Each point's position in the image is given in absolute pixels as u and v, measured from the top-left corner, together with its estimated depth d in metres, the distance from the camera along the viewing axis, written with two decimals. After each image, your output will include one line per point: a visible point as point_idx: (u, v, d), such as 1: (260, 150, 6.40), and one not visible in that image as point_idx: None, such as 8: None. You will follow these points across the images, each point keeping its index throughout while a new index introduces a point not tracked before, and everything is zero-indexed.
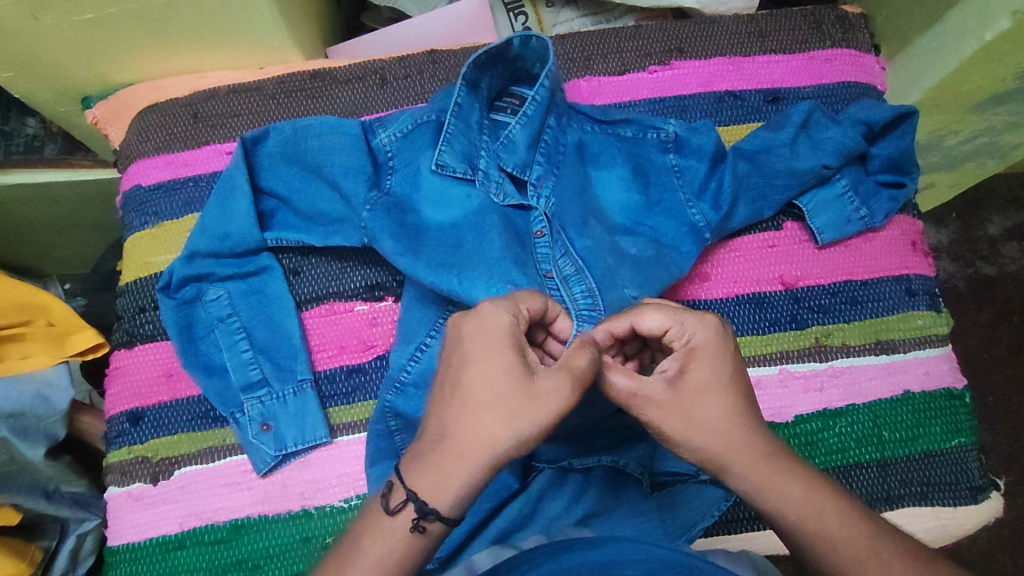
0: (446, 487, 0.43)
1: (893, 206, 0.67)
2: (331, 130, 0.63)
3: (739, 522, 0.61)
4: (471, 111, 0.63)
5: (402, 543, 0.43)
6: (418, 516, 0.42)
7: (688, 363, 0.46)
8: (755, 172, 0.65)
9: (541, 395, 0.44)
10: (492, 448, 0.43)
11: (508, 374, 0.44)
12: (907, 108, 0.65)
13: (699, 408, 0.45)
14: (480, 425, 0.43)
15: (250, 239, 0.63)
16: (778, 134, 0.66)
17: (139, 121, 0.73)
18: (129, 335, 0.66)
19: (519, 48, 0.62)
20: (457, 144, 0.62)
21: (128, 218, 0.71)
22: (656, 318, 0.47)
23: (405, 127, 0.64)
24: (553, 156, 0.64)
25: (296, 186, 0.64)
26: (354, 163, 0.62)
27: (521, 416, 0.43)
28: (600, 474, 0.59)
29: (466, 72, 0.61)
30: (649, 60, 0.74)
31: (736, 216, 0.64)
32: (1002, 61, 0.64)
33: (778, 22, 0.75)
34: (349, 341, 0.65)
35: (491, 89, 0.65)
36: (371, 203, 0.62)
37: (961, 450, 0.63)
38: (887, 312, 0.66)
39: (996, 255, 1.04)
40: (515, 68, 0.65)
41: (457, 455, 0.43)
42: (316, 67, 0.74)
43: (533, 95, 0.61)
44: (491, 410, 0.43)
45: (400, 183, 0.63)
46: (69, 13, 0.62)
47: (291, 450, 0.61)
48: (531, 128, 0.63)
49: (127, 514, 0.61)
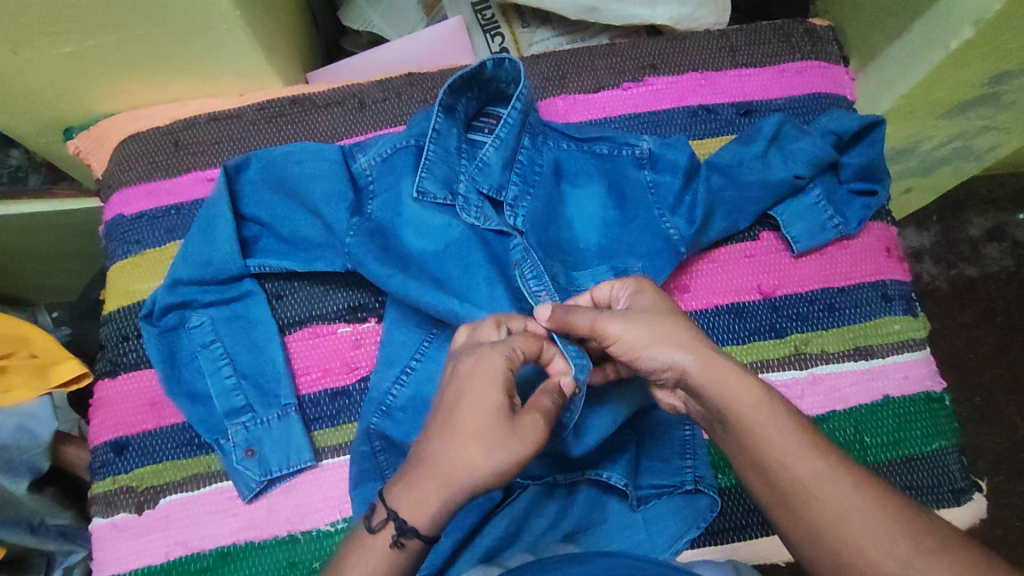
0: (424, 508, 0.44)
1: (865, 213, 0.68)
2: (312, 156, 0.64)
3: (724, 532, 0.60)
4: (449, 135, 0.64)
5: (384, 560, 0.44)
6: (397, 535, 0.44)
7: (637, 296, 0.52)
8: (729, 184, 0.66)
9: (523, 432, 0.44)
10: (471, 477, 0.44)
11: (494, 411, 0.45)
12: (874, 117, 0.66)
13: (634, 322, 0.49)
14: (464, 452, 0.44)
15: (232, 266, 0.63)
16: (748, 148, 0.67)
17: (120, 150, 0.73)
18: (113, 363, 0.66)
19: (493, 70, 0.64)
20: (436, 169, 0.63)
21: (110, 247, 0.71)
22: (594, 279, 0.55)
23: (384, 151, 0.65)
24: (529, 175, 0.65)
25: (283, 211, 0.64)
26: (336, 189, 0.63)
27: (500, 452, 0.44)
28: (586, 490, 0.60)
29: (442, 97, 0.62)
30: (623, 77, 0.75)
31: (713, 228, 0.65)
32: (967, 68, 0.65)
33: (748, 37, 0.77)
34: (333, 364, 0.65)
35: (469, 111, 0.66)
36: (354, 231, 0.63)
37: (942, 453, 0.63)
38: (864, 318, 0.67)
39: (977, 256, 1.06)
40: (490, 90, 0.66)
41: (440, 479, 0.44)
42: (296, 92, 0.75)
43: (506, 116, 0.63)
44: (477, 439, 0.44)
45: (381, 208, 0.64)
46: (48, 46, 0.62)
47: (275, 475, 0.61)
48: (506, 149, 0.64)
49: (111, 545, 0.61)
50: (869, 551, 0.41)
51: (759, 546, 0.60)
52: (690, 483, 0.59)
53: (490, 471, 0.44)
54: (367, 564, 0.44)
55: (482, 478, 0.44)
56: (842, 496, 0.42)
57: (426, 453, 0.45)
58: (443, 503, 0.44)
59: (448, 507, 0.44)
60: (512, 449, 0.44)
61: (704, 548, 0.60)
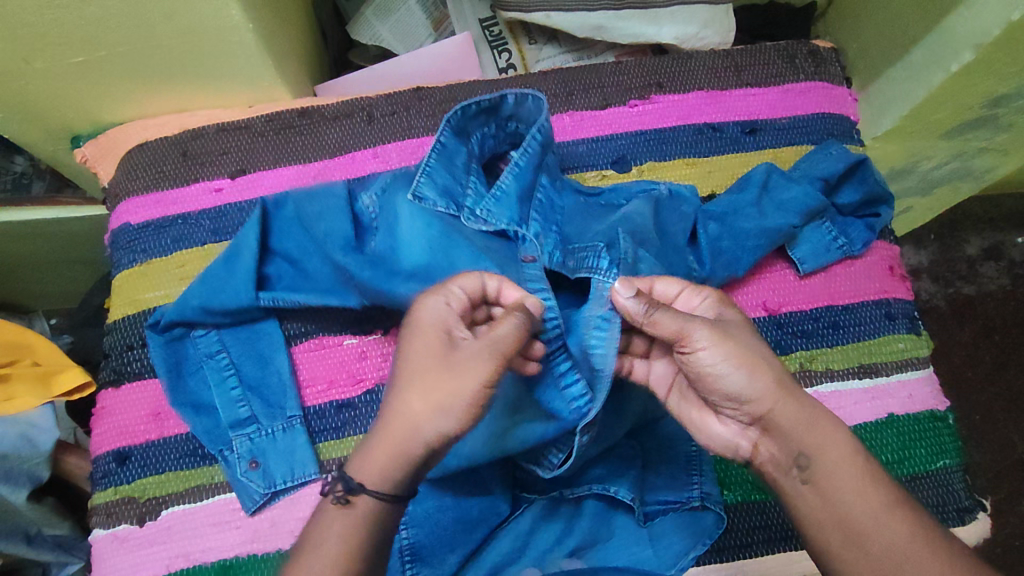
0: (372, 461, 0.47)
1: (870, 235, 0.70)
2: (319, 195, 0.65)
3: (730, 551, 0.60)
4: (455, 151, 0.65)
5: (339, 520, 0.47)
6: (343, 489, 0.47)
7: (721, 310, 0.53)
8: (724, 233, 0.66)
9: (463, 361, 0.47)
10: (415, 422, 0.47)
11: (430, 349, 0.49)
12: (857, 158, 0.68)
13: (725, 336, 0.50)
14: (407, 399, 0.48)
15: (242, 297, 0.62)
16: (742, 196, 0.68)
17: (128, 160, 0.73)
18: (117, 373, 0.65)
19: (513, 107, 0.65)
20: (438, 179, 0.63)
21: (116, 256, 0.71)
22: (670, 284, 0.54)
23: (382, 186, 0.66)
24: (550, 214, 0.64)
25: (304, 251, 0.65)
26: (338, 230, 0.63)
27: (439, 390, 0.47)
28: (592, 504, 0.60)
29: (452, 118, 0.63)
30: (629, 95, 0.76)
31: (714, 277, 0.65)
32: (967, 90, 0.66)
33: (752, 57, 0.78)
34: (339, 376, 0.65)
35: (484, 145, 0.67)
36: (350, 266, 0.62)
37: (946, 471, 0.63)
38: (869, 336, 0.67)
39: (975, 275, 1.07)
40: (509, 129, 0.68)
41: (395, 427, 0.48)
42: (305, 104, 0.75)
43: (524, 146, 0.64)
44: (415, 386, 0.48)
45: (380, 240, 0.63)
46: (61, 56, 0.63)
47: (280, 487, 0.61)
48: (522, 180, 0.64)
49: (111, 556, 0.60)
50: None
51: (764, 564, 0.60)
52: (697, 499, 0.59)
53: (433, 412, 0.47)
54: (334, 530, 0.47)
55: (428, 423, 0.47)
56: None
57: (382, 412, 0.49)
58: (396, 453, 0.47)
59: (399, 453, 0.47)
60: (449, 384, 0.47)
61: (708, 565, 0.59)
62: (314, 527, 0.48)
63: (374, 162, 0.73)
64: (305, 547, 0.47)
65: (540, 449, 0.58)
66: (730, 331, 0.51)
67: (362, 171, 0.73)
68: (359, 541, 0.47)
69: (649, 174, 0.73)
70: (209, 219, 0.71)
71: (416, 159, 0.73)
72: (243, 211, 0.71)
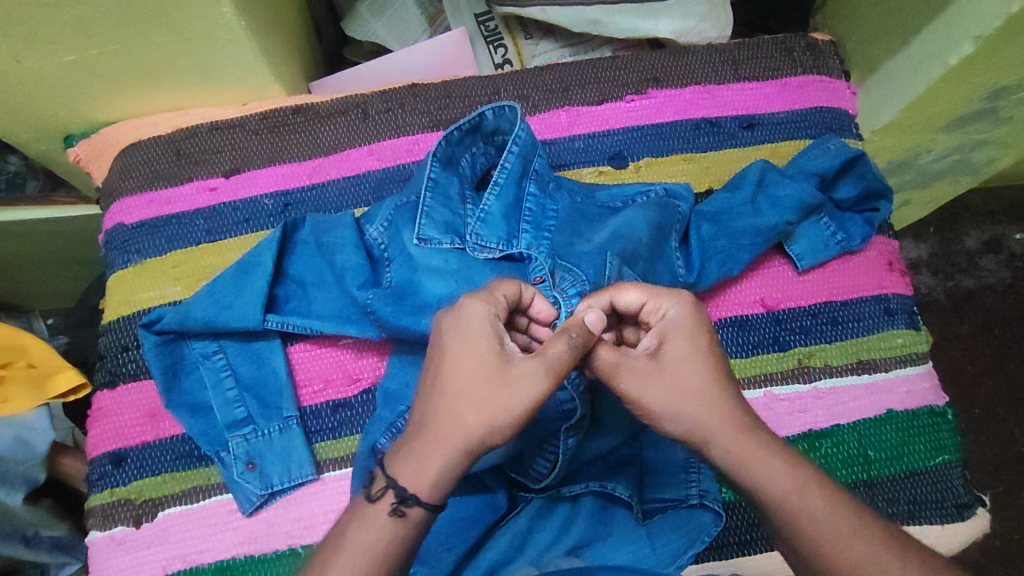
0: (424, 473, 0.46)
1: (868, 230, 0.69)
2: (330, 224, 0.65)
3: (728, 548, 0.60)
4: (448, 184, 0.64)
5: (384, 528, 0.45)
6: (397, 501, 0.45)
7: (667, 337, 0.50)
8: (718, 232, 0.66)
9: (516, 377, 0.47)
10: (467, 434, 0.46)
11: (484, 360, 0.47)
12: (855, 152, 0.68)
13: (651, 390, 0.48)
14: (456, 412, 0.46)
15: (250, 319, 0.61)
16: (735, 195, 0.68)
17: (122, 159, 0.73)
18: (112, 374, 0.65)
19: (495, 122, 0.65)
20: (437, 216, 0.63)
21: (110, 256, 0.71)
22: (633, 294, 0.51)
23: (388, 216, 0.65)
24: (541, 222, 0.65)
25: (316, 276, 0.65)
26: (352, 261, 0.63)
27: (498, 403, 0.46)
28: (590, 501, 0.59)
29: (441, 149, 0.64)
30: (626, 90, 0.75)
31: (707, 276, 0.65)
32: (966, 83, 0.66)
33: (750, 51, 0.78)
34: (335, 375, 0.64)
35: (475, 165, 0.68)
36: (370, 299, 0.62)
37: (946, 467, 0.63)
38: (867, 331, 0.67)
39: (974, 268, 1.06)
40: (497, 143, 0.68)
41: (440, 440, 0.46)
42: (299, 102, 0.75)
43: (503, 164, 0.65)
44: (467, 400, 0.46)
45: (396, 272, 0.63)
46: (51, 55, 0.62)
47: (277, 488, 0.60)
48: (507, 199, 0.65)
49: (108, 558, 0.60)
50: None
51: (762, 561, 0.59)
52: (695, 497, 0.59)
53: (488, 427, 0.46)
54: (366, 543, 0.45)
55: (479, 435, 0.46)
56: None
57: (419, 420, 0.48)
58: (441, 466, 0.46)
59: (447, 465, 0.46)
60: (503, 400, 0.46)
61: (706, 563, 0.59)
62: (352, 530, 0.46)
63: (369, 160, 0.73)
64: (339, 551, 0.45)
65: (526, 458, 0.58)
66: (663, 373, 0.48)
67: (357, 168, 0.72)
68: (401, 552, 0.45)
69: (646, 170, 0.73)
70: (204, 218, 0.70)
71: (411, 156, 0.73)
72: (237, 209, 0.71)
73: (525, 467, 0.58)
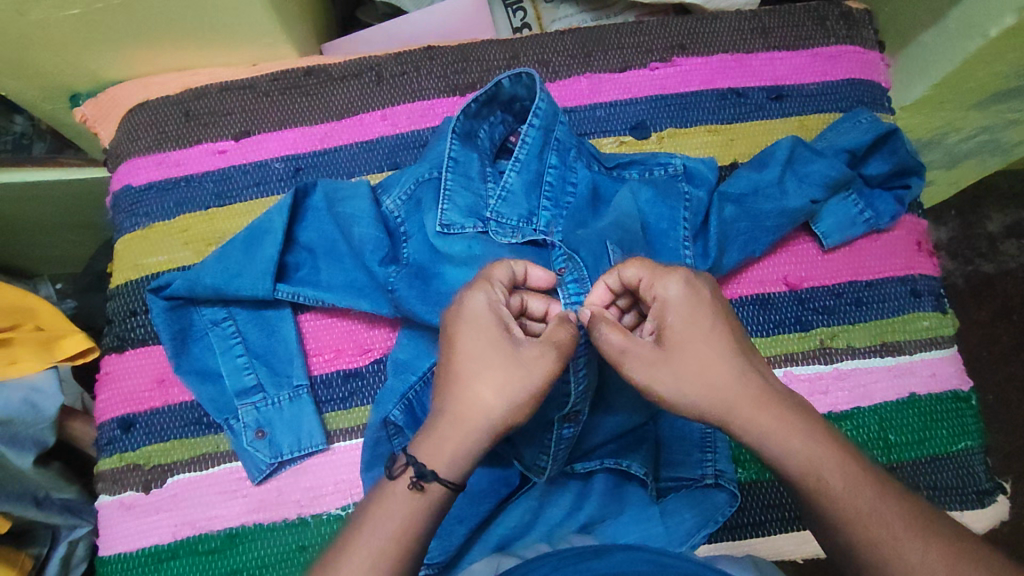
0: (444, 451, 0.45)
1: (898, 208, 0.67)
2: (345, 191, 0.63)
3: (742, 528, 0.59)
4: (469, 162, 0.62)
5: (411, 510, 0.44)
6: (416, 475, 0.44)
7: (665, 321, 0.47)
8: (742, 214, 0.64)
9: (526, 360, 0.46)
10: (485, 414, 0.45)
11: (495, 345, 0.46)
12: (888, 127, 0.65)
13: (661, 373, 0.45)
14: (474, 395, 0.45)
15: (260, 288, 0.60)
16: (763, 174, 0.65)
17: (129, 119, 0.71)
18: (121, 339, 0.64)
19: (511, 90, 0.62)
20: (458, 199, 0.61)
21: (118, 219, 0.69)
22: (632, 269, 0.48)
23: (407, 188, 0.63)
24: (560, 199, 0.63)
25: (328, 245, 0.63)
26: (370, 235, 0.61)
27: (509, 380, 0.45)
28: (603, 479, 0.58)
29: (457, 123, 0.61)
30: (651, 57, 0.72)
31: (727, 260, 0.63)
32: (1006, 58, 0.63)
33: (781, 18, 0.74)
34: (346, 345, 0.63)
35: (493, 135, 0.65)
36: (392, 277, 0.61)
37: (968, 452, 0.62)
38: (893, 313, 0.65)
39: (996, 253, 1.03)
40: (514, 110, 0.65)
41: (458, 423, 0.45)
42: (311, 64, 0.72)
43: (523, 137, 0.62)
44: (483, 382, 0.46)
45: (415, 249, 0.62)
46: (55, 8, 0.60)
47: (286, 457, 0.60)
48: (528, 174, 0.62)
49: (117, 523, 0.60)
50: (888, 549, 0.40)
51: (777, 542, 0.59)
52: (711, 477, 0.58)
53: (502, 404, 0.45)
54: (389, 515, 0.43)
55: (498, 413, 0.45)
56: (854, 499, 0.42)
57: (439, 405, 0.47)
58: (465, 446, 0.45)
59: (472, 447, 0.45)
60: (522, 382, 0.46)
61: (721, 543, 0.58)
62: (375, 508, 0.44)
63: (382, 125, 0.70)
64: (362, 529, 0.43)
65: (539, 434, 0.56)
66: (671, 360, 0.45)
67: (370, 133, 0.70)
68: (422, 526, 0.44)
69: (668, 142, 0.70)
70: (214, 181, 0.69)
71: (426, 122, 0.71)
72: (247, 172, 0.69)
73: (527, 453, 0.57)
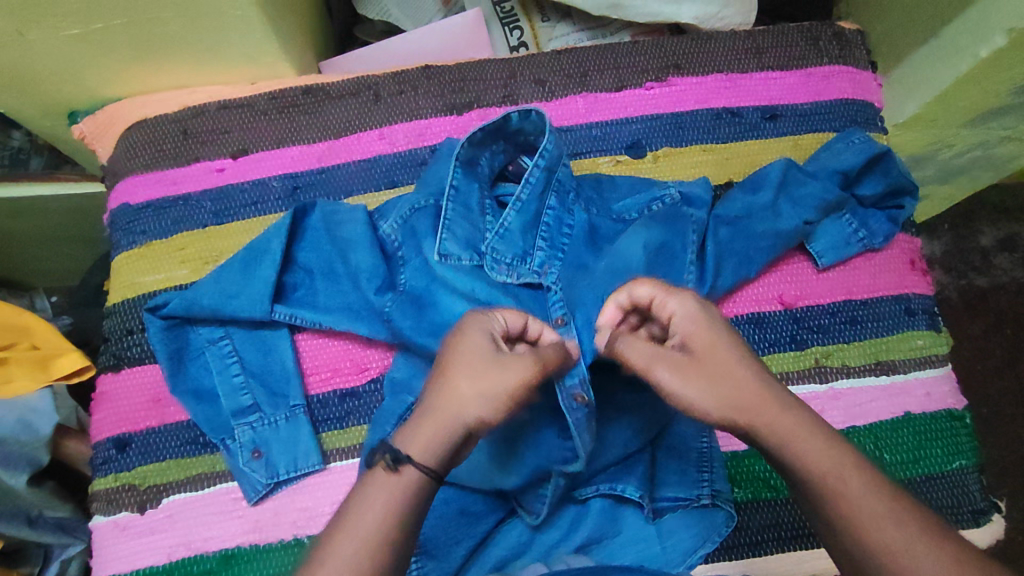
0: (419, 438, 0.45)
1: (891, 227, 0.67)
2: (343, 216, 0.63)
3: (740, 548, 0.59)
4: (469, 192, 0.62)
5: (386, 496, 0.43)
6: (392, 457, 0.44)
7: (688, 334, 0.47)
8: (738, 235, 0.64)
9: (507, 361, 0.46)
10: (461, 408, 0.45)
11: (478, 348, 0.47)
12: (880, 150, 0.66)
13: (690, 374, 0.45)
14: (453, 388, 0.45)
15: (258, 309, 0.60)
16: (758, 195, 0.66)
17: (128, 137, 0.71)
18: (117, 357, 0.64)
19: (518, 123, 0.62)
20: (457, 228, 0.61)
21: (115, 237, 0.69)
22: (643, 287, 0.49)
23: (403, 214, 0.63)
24: (556, 239, 0.63)
25: (326, 266, 0.64)
26: (366, 262, 0.62)
27: (486, 377, 0.45)
28: (599, 501, 0.59)
29: (461, 152, 0.61)
30: (646, 77, 0.73)
31: (724, 275, 0.63)
32: (996, 78, 0.63)
33: (775, 38, 0.75)
34: (342, 365, 0.63)
35: (493, 164, 0.65)
36: (387, 305, 0.61)
37: (962, 472, 0.62)
38: (887, 332, 0.65)
39: (989, 266, 1.04)
40: (517, 142, 0.64)
41: (437, 415, 0.45)
42: (309, 83, 0.73)
43: (529, 174, 0.61)
44: (462, 376, 0.46)
45: (410, 276, 0.62)
46: (56, 28, 0.60)
47: (282, 478, 0.60)
48: (526, 213, 0.62)
49: (112, 545, 0.59)
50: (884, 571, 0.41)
51: (775, 562, 0.59)
52: (707, 497, 0.58)
53: (480, 398, 0.45)
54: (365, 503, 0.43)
55: (474, 407, 0.45)
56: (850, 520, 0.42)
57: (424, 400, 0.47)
58: (440, 436, 0.45)
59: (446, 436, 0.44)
60: (498, 378, 0.45)
61: (720, 563, 0.58)
62: (355, 495, 0.44)
63: (380, 143, 0.71)
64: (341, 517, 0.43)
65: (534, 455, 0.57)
66: (699, 365, 0.46)
67: (368, 152, 0.71)
68: (394, 513, 0.43)
69: (664, 161, 0.71)
70: (212, 200, 0.69)
71: (423, 141, 0.71)
72: (244, 191, 0.69)
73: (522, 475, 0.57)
